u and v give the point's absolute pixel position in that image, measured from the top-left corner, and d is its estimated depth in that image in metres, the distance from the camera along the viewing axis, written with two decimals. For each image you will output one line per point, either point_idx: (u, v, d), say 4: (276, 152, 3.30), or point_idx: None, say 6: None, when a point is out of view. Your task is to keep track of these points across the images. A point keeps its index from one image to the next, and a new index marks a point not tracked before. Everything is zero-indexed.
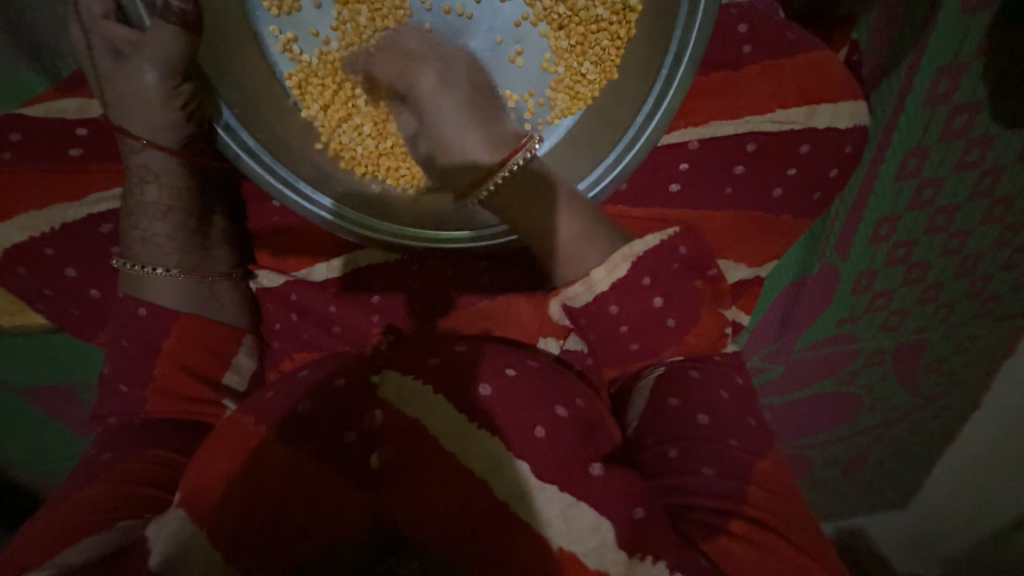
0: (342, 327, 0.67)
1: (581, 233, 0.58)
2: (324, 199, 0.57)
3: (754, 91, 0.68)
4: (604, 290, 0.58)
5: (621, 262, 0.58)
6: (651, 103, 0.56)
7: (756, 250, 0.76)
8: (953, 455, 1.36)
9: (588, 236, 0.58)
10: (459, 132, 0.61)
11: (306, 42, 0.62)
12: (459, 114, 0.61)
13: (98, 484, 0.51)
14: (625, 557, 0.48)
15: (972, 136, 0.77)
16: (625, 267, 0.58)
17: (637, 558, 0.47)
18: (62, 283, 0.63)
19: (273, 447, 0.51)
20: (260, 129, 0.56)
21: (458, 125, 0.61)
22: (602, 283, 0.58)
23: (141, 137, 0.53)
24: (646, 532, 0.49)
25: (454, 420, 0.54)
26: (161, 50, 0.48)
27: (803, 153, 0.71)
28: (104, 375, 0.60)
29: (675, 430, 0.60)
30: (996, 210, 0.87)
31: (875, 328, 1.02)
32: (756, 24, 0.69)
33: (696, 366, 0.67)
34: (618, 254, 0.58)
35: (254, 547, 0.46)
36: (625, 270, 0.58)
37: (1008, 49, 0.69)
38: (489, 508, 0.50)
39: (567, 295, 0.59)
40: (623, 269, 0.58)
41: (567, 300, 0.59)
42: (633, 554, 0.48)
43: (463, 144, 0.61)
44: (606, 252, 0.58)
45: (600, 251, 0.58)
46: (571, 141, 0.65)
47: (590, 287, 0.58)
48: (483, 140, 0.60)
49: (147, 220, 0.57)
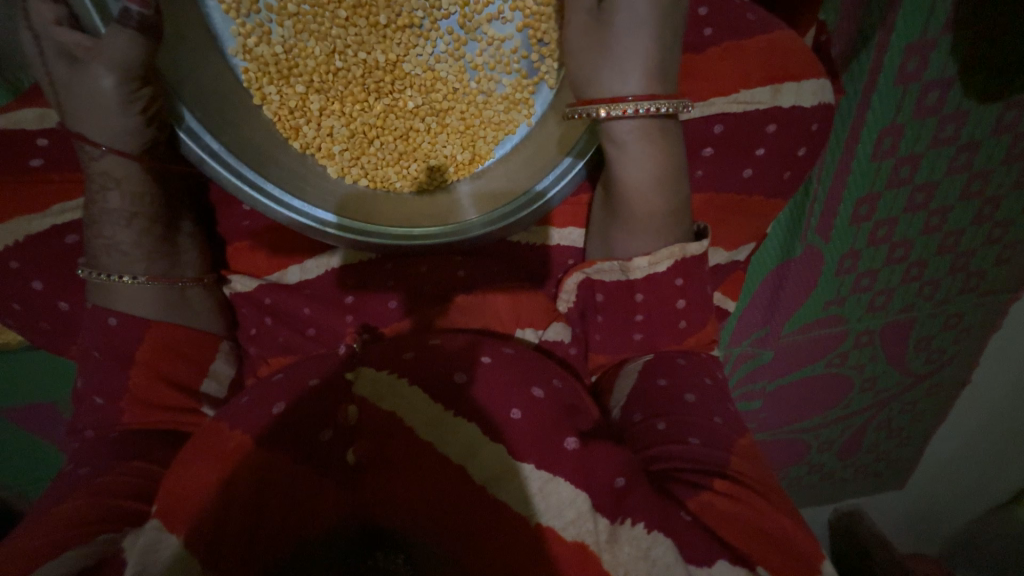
0: (318, 329, 0.66)
1: (653, 217, 0.59)
2: (293, 200, 0.55)
3: (721, 73, 0.63)
4: (637, 279, 0.60)
5: (664, 258, 0.59)
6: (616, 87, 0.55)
7: (747, 232, 0.72)
8: (952, 435, 1.31)
9: (658, 220, 0.59)
10: (594, 51, 0.54)
11: (263, 41, 0.60)
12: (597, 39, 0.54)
13: (71, 501, 0.50)
14: (606, 524, 0.47)
15: (945, 113, 0.79)
16: (665, 265, 0.59)
17: (618, 522, 0.48)
18: (31, 297, 0.64)
19: (247, 454, 0.48)
20: (224, 133, 0.54)
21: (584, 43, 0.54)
22: (638, 272, 0.60)
23: (100, 144, 0.52)
24: (627, 500, 0.49)
25: (430, 409, 0.51)
26: (116, 55, 0.46)
27: (794, 126, 0.66)
28: (78, 388, 0.60)
29: (667, 406, 0.59)
30: (974, 185, 0.88)
31: (861, 309, 1.01)
32: (718, 5, 0.63)
33: (685, 354, 0.65)
34: (665, 251, 0.58)
35: (232, 554, 0.44)
36: (665, 266, 0.59)
37: (969, 30, 0.72)
38: (467, 493, 0.48)
39: (601, 268, 0.62)
40: (664, 267, 0.59)
41: (595, 274, 0.62)
42: (614, 520, 0.48)
43: (588, 69, 0.55)
44: (657, 244, 0.60)
45: (653, 240, 0.60)
46: (533, 143, 0.64)
47: (626, 270, 0.60)
48: (628, 67, 0.53)
49: (111, 228, 0.56)
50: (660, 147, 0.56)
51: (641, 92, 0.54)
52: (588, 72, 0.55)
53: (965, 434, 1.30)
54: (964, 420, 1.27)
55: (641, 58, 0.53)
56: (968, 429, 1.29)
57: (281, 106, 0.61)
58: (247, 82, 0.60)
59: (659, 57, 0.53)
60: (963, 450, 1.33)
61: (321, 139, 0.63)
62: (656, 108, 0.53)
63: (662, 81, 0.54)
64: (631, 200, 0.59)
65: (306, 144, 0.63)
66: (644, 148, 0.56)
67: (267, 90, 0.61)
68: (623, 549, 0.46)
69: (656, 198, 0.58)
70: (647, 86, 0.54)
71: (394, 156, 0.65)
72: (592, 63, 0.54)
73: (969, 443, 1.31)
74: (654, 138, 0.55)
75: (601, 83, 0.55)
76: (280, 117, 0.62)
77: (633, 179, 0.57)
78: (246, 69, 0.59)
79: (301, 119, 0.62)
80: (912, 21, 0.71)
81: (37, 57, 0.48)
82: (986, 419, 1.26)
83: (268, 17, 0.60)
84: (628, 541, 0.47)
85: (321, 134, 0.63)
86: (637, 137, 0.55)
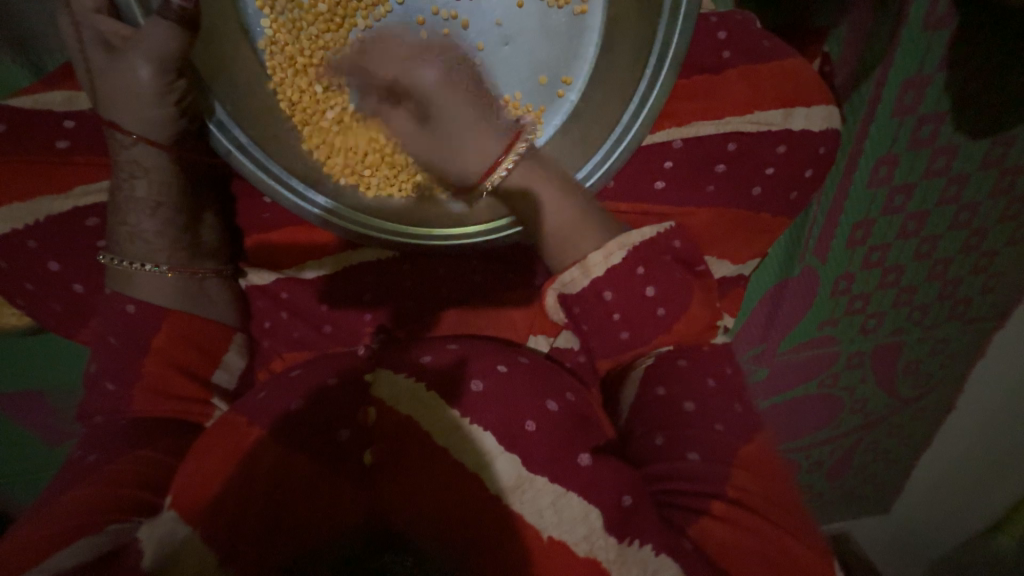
0: (334, 326, 0.67)
1: (580, 219, 0.59)
2: (317, 196, 0.57)
3: (736, 94, 0.66)
4: (600, 275, 0.59)
5: (617, 249, 0.59)
6: (635, 104, 0.58)
7: (753, 248, 0.74)
8: (933, 457, 1.35)
9: (584, 223, 0.59)
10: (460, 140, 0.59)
11: (292, 37, 0.61)
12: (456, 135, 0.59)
13: (80, 489, 0.49)
14: (614, 543, 0.48)
15: (939, 145, 0.83)
16: (621, 256, 0.59)
17: (625, 542, 0.48)
18: (46, 278, 0.64)
19: (265, 448, 0.48)
20: (251, 126, 0.55)
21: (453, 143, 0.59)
22: (597, 268, 0.58)
23: (131, 132, 0.52)
24: (634, 521, 0.49)
25: (446, 418, 0.51)
26: (157, 47, 0.47)
27: (802, 149, 0.69)
28: (90, 373, 0.59)
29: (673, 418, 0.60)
30: (963, 215, 0.92)
31: (853, 330, 1.05)
32: (735, 31, 0.67)
33: (685, 354, 0.64)
34: (614, 242, 0.59)
35: (249, 554, 0.44)
36: (621, 255, 0.59)
37: (965, 67, 0.76)
38: (481, 502, 0.48)
39: (564, 280, 0.59)
40: (620, 258, 0.59)
41: (561, 287, 0.60)
42: (621, 540, 0.48)
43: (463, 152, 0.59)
44: (602, 240, 0.59)
45: (594, 239, 0.59)
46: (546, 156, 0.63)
47: (587, 270, 0.58)
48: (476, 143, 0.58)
49: (136, 217, 0.56)
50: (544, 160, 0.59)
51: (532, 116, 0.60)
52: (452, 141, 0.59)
53: (947, 458, 1.33)
54: (948, 443, 1.30)
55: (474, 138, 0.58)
56: (951, 454, 1.32)
57: (300, 97, 0.62)
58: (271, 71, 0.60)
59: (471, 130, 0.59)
60: (946, 474, 1.36)
61: (336, 132, 0.63)
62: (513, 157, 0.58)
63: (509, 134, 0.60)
64: (551, 217, 0.58)
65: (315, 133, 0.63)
66: (536, 172, 0.58)
67: (288, 81, 0.61)
68: (631, 570, 0.46)
69: (570, 204, 0.59)
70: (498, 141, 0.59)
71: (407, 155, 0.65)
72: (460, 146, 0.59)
73: (952, 468, 1.34)
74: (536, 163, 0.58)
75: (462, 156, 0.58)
76: (295, 104, 0.61)
77: (540, 196, 0.58)
78: (272, 59, 0.60)
79: (320, 112, 0.63)
80: (912, 56, 0.75)
81: (76, 45, 0.49)
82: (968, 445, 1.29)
83: (301, 16, 0.61)
84: (635, 563, 0.47)
85: (334, 124, 0.64)
86: (521, 168, 0.58)
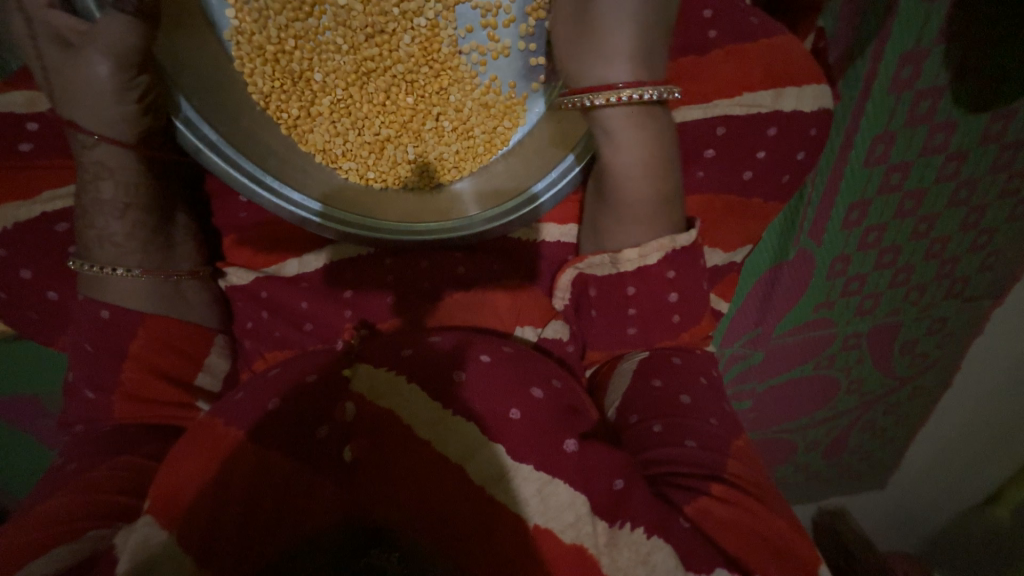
0: (314, 324, 0.65)
1: (641, 205, 0.60)
2: (293, 193, 0.55)
3: (722, 75, 0.64)
4: (628, 271, 0.61)
5: (655, 250, 0.59)
6: None
7: (746, 232, 0.72)
8: (929, 434, 1.35)
9: (644, 207, 0.60)
10: (581, 42, 0.54)
11: (258, 22, 0.57)
12: (583, 41, 0.54)
13: (60, 496, 0.49)
14: (604, 528, 0.48)
15: (936, 121, 0.80)
16: (655, 258, 0.60)
17: (616, 527, 0.48)
18: (18, 285, 0.63)
19: (242, 451, 0.48)
20: (222, 123, 0.53)
21: (579, 56, 0.55)
22: (628, 264, 0.60)
23: (93, 132, 0.51)
24: (625, 503, 0.49)
25: (429, 409, 0.50)
26: (114, 41, 0.46)
27: (794, 130, 0.67)
28: (68, 381, 0.58)
29: (660, 406, 0.60)
30: (962, 192, 0.90)
31: (850, 312, 1.03)
32: (722, 8, 0.64)
33: (679, 354, 0.66)
34: (655, 244, 0.59)
35: (229, 556, 0.44)
36: (655, 258, 0.60)
37: (964, 39, 0.72)
38: (464, 493, 0.47)
39: (591, 262, 0.62)
40: (653, 259, 0.60)
41: (588, 268, 0.62)
42: (613, 523, 0.48)
43: (578, 58, 0.55)
44: (644, 236, 0.61)
45: (640, 233, 0.61)
46: (519, 151, 0.64)
47: (616, 262, 0.61)
48: (613, 55, 0.53)
49: (104, 219, 0.55)
50: (651, 132, 0.57)
51: (630, 80, 0.54)
52: (572, 53, 0.55)
53: (945, 435, 1.33)
54: (946, 422, 1.30)
55: (619, 52, 0.53)
56: (948, 431, 1.32)
57: (271, 90, 0.60)
58: (238, 62, 0.58)
59: (631, 46, 0.53)
60: (942, 451, 1.37)
61: (311, 126, 0.62)
62: (641, 96, 0.54)
63: (649, 67, 0.54)
64: (622, 191, 0.59)
65: (293, 126, 0.61)
66: (635, 134, 0.56)
67: (257, 72, 0.58)
68: (622, 553, 0.46)
69: (643, 185, 0.59)
70: (634, 73, 0.54)
71: (388, 149, 0.64)
72: (581, 63, 0.55)
73: (950, 445, 1.34)
74: (640, 123, 0.56)
75: (591, 75, 0.55)
76: (269, 98, 0.60)
77: (622, 164, 0.58)
78: (238, 49, 0.57)
79: (293, 105, 0.61)
80: (908, 29, 0.72)
81: (28, 41, 0.47)
82: (965, 422, 1.29)
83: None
84: (627, 546, 0.47)
85: (311, 116, 0.62)
86: (625, 124, 0.56)
